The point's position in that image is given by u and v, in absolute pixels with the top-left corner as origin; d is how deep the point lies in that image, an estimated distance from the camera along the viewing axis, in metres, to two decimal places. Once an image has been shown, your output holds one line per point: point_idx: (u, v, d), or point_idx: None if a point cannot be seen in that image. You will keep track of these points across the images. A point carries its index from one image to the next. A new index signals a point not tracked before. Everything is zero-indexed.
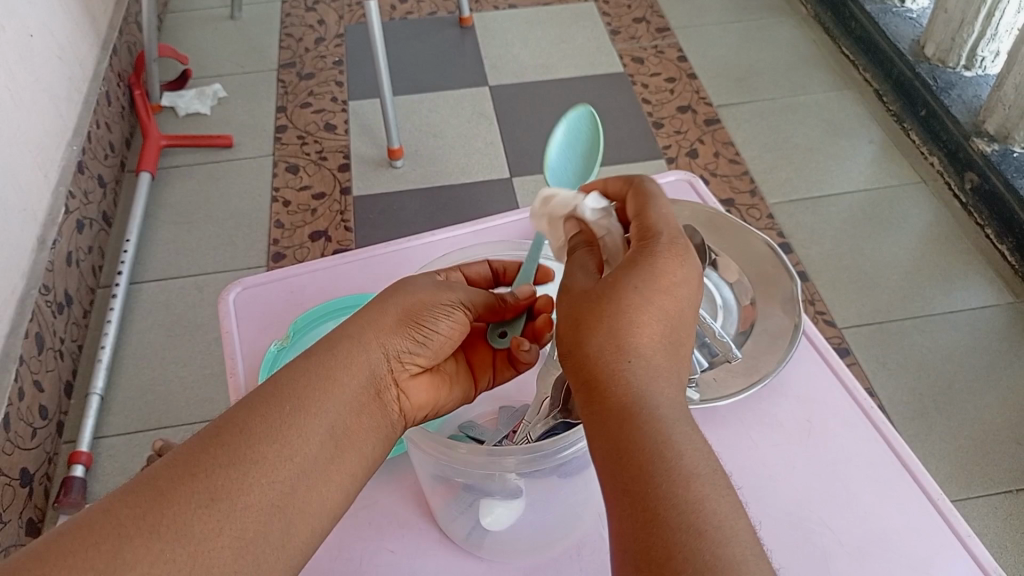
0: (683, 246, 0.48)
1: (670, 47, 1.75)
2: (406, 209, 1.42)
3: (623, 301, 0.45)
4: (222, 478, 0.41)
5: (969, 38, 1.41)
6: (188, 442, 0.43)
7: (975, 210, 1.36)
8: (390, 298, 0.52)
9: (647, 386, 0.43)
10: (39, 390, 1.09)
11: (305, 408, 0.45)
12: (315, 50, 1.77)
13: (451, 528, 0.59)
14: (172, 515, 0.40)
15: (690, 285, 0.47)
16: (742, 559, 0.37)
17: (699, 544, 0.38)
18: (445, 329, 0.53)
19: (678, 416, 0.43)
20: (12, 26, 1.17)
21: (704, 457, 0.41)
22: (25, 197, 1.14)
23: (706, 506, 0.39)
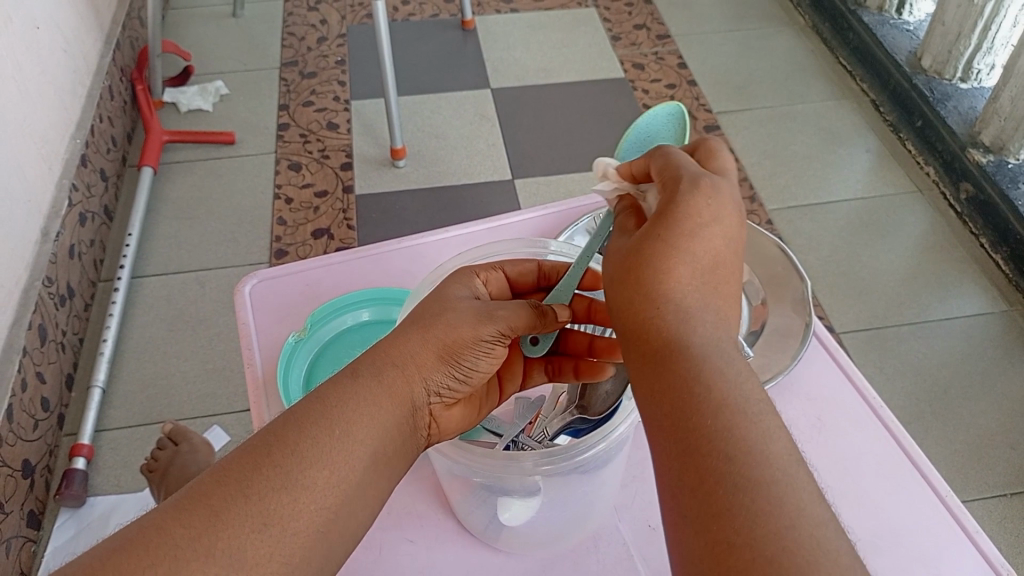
0: (707, 184, 0.47)
1: (670, 54, 1.77)
2: (409, 209, 1.43)
3: (652, 248, 0.46)
4: (274, 500, 0.42)
5: (965, 50, 1.44)
6: (236, 458, 0.44)
7: (970, 219, 1.38)
8: (430, 321, 0.52)
9: (685, 324, 0.44)
10: (41, 382, 1.08)
11: (348, 431, 0.46)
12: (317, 49, 1.78)
13: (469, 521, 0.60)
14: (226, 536, 0.40)
15: (721, 223, 0.47)
16: (778, 482, 0.38)
17: (734, 469, 0.38)
18: (485, 359, 0.53)
19: (722, 350, 0.44)
20: (19, 18, 1.17)
21: (746, 388, 0.42)
22: (30, 189, 1.14)
23: (740, 434, 0.40)
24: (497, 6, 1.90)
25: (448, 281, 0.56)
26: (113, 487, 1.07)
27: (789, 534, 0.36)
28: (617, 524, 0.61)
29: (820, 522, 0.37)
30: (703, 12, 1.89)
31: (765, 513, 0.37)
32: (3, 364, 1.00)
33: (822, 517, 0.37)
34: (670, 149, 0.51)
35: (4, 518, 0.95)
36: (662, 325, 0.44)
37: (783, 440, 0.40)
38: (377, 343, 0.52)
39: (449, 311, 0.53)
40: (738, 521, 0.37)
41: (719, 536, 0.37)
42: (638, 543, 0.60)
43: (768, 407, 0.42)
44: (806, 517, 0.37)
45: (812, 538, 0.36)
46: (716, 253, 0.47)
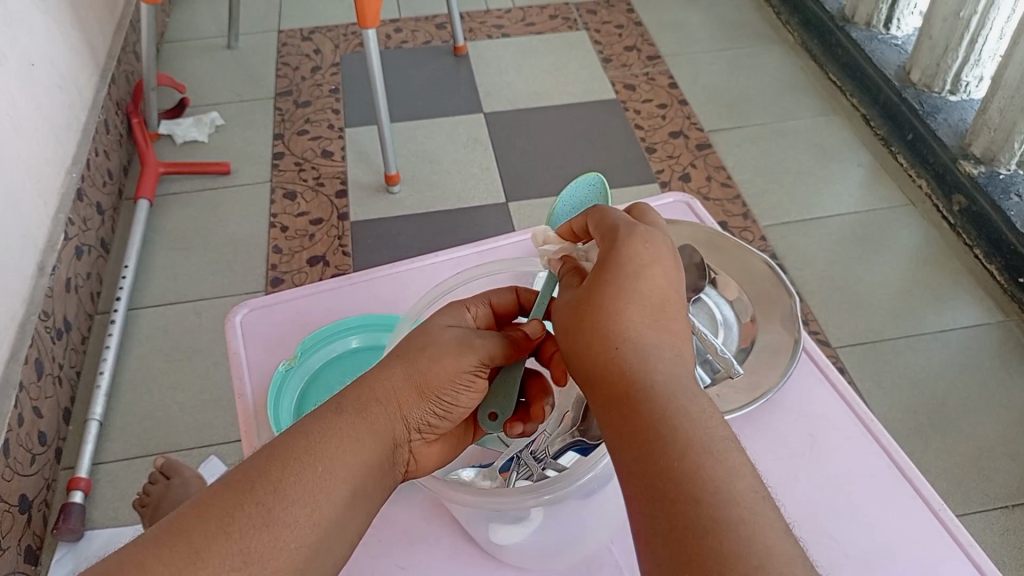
0: (643, 231, 0.51)
1: (660, 74, 1.78)
2: (404, 234, 1.44)
3: (604, 292, 0.48)
4: (255, 539, 0.43)
5: (953, 63, 1.45)
6: (219, 493, 0.44)
7: (963, 230, 1.38)
8: (412, 353, 0.53)
9: (642, 370, 0.46)
10: (38, 416, 1.08)
11: (332, 467, 0.47)
12: (311, 78, 1.79)
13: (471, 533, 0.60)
14: (207, 573, 0.41)
15: (664, 263, 0.50)
16: (743, 520, 0.39)
17: (702, 512, 0.40)
18: (464, 394, 0.54)
19: (682, 392, 0.45)
20: (13, 55, 1.19)
21: (708, 426, 0.44)
22: (25, 224, 1.15)
23: (703, 476, 0.41)
24: (488, 31, 1.92)
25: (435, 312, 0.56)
26: (111, 519, 1.06)
27: (756, 570, 0.37)
28: (609, 542, 0.60)
29: (790, 555, 0.39)
30: (693, 32, 1.91)
31: (734, 553, 0.38)
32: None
33: (791, 551, 0.39)
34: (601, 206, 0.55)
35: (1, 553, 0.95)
36: (621, 370, 0.46)
37: (747, 476, 0.42)
38: (362, 374, 0.53)
39: (430, 345, 0.53)
40: (710, 562, 0.38)
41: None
42: (631, 562, 0.60)
43: (731, 445, 0.43)
44: (775, 554, 0.38)
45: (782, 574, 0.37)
46: (663, 295, 0.49)
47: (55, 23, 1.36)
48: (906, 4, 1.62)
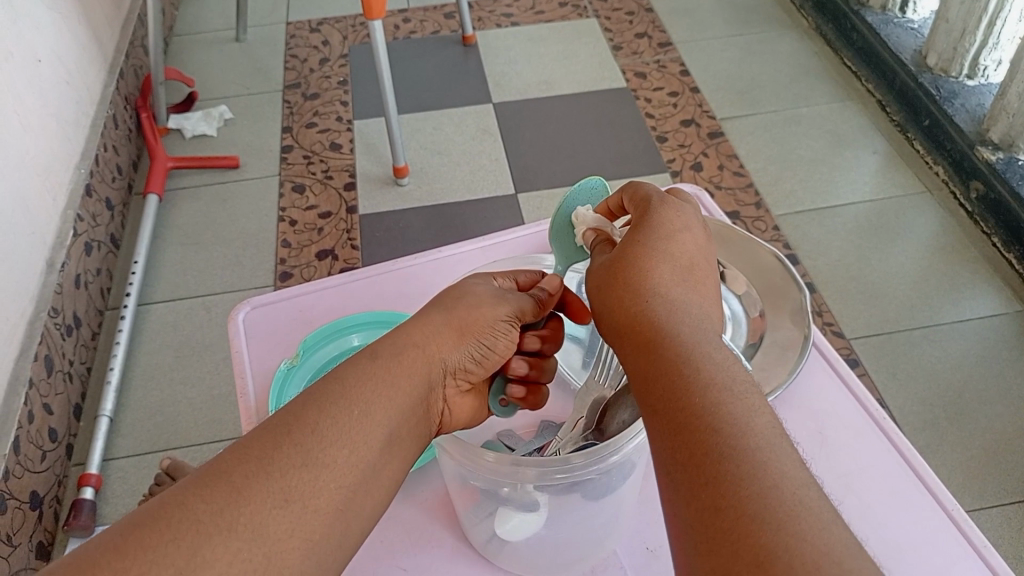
0: (676, 203, 0.54)
1: (671, 62, 1.76)
2: (413, 226, 1.43)
3: (632, 250, 0.50)
4: (297, 477, 0.41)
5: (970, 47, 1.42)
6: (257, 436, 0.43)
7: (981, 218, 1.36)
8: (451, 306, 0.53)
9: (669, 317, 0.46)
10: (49, 413, 1.09)
11: (370, 411, 0.45)
12: (320, 70, 1.79)
13: (472, 533, 0.59)
14: (249, 511, 0.39)
15: (693, 232, 0.52)
16: (761, 448, 0.39)
17: (723, 440, 0.39)
18: (501, 341, 0.54)
19: (707, 339, 0.45)
20: (20, 51, 1.19)
21: (730, 369, 0.43)
22: (34, 221, 1.15)
23: (726, 409, 0.41)
24: (497, 20, 1.90)
25: (465, 277, 0.58)
26: (122, 516, 1.07)
27: (773, 493, 0.37)
28: (614, 549, 0.59)
29: (806, 482, 0.38)
30: (705, 18, 1.88)
31: (748, 476, 0.37)
32: (9, 397, 1.01)
33: (807, 479, 0.38)
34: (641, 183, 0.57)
35: (12, 550, 0.95)
36: (648, 317, 0.47)
37: (767, 413, 0.41)
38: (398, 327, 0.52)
39: (468, 297, 0.54)
40: (726, 487, 0.37)
41: (708, 504, 0.38)
42: (636, 567, 0.58)
43: (752, 385, 0.43)
44: (790, 479, 0.37)
45: (796, 497, 0.37)
46: (693, 258, 0.51)
47: (62, 18, 1.35)
48: None
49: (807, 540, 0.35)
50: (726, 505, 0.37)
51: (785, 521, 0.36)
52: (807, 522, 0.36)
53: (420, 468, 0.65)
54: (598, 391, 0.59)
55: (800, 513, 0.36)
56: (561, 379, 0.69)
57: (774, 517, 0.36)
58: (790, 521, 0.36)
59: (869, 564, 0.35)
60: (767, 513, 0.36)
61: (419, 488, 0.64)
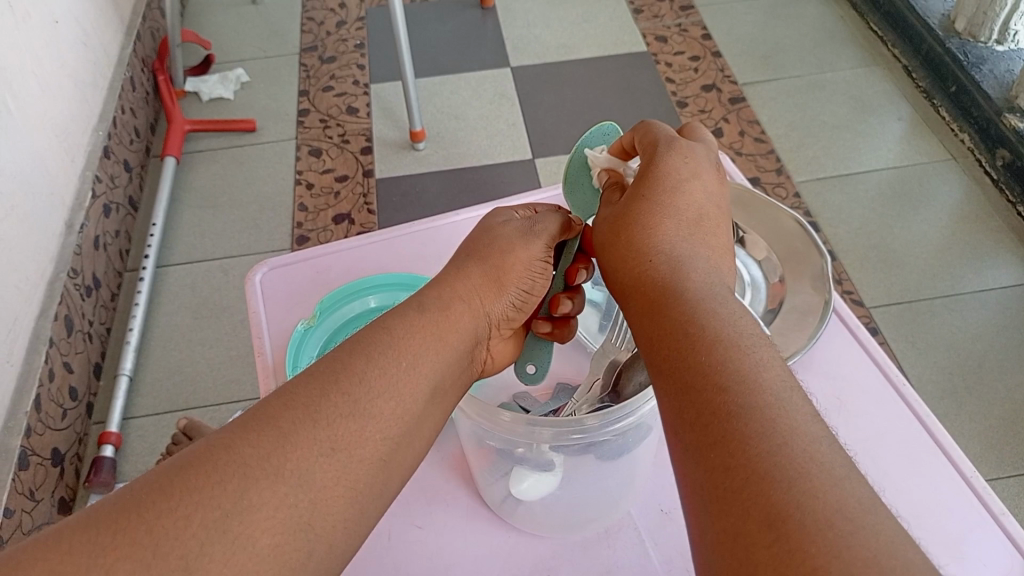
0: (685, 147, 0.53)
1: (693, 26, 1.73)
2: (429, 191, 1.42)
3: (638, 205, 0.50)
4: (343, 426, 0.40)
5: (1001, 12, 1.38)
6: (303, 382, 0.42)
7: (1007, 187, 1.33)
8: (487, 253, 0.53)
9: (676, 273, 0.46)
10: (69, 372, 1.10)
11: (414, 362, 0.44)
12: (336, 33, 1.77)
13: (488, 492, 0.59)
14: (295, 457, 0.38)
15: (701, 179, 0.52)
16: (772, 404, 0.38)
17: (733, 398, 0.38)
18: (537, 283, 0.54)
19: (715, 294, 0.45)
20: (37, 12, 1.18)
21: (739, 323, 0.43)
22: (53, 182, 1.15)
23: (732, 367, 0.40)
24: None
25: (490, 215, 0.57)
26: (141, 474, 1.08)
27: (781, 447, 0.36)
28: (629, 511, 0.59)
29: (818, 436, 0.37)
30: None
31: (757, 433, 0.37)
32: (30, 356, 1.02)
33: (820, 432, 0.37)
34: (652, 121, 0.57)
35: (35, 505, 0.97)
36: (654, 275, 0.47)
37: (778, 367, 0.40)
38: (438, 277, 0.52)
39: (500, 238, 0.54)
40: (735, 445, 0.37)
41: (716, 463, 0.37)
42: (651, 528, 0.58)
43: (765, 342, 0.42)
44: (800, 434, 0.36)
45: (806, 453, 0.36)
46: (700, 208, 0.51)
47: None
48: None
49: (819, 498, 0.34)
50: (734, 464, 0.36)
51: (797, 478, 0.35)
52: (817, 478, 0.35)
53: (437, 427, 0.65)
54: (614, 353, 0.58)
55: (812, 470, 0.35)
56: (576, 340, 0.68)
57: (784, 475, 0.35)
58: (800, 478, 0.35)
59: (881, 517, 0.34)
60: (777, 471, 0.35)
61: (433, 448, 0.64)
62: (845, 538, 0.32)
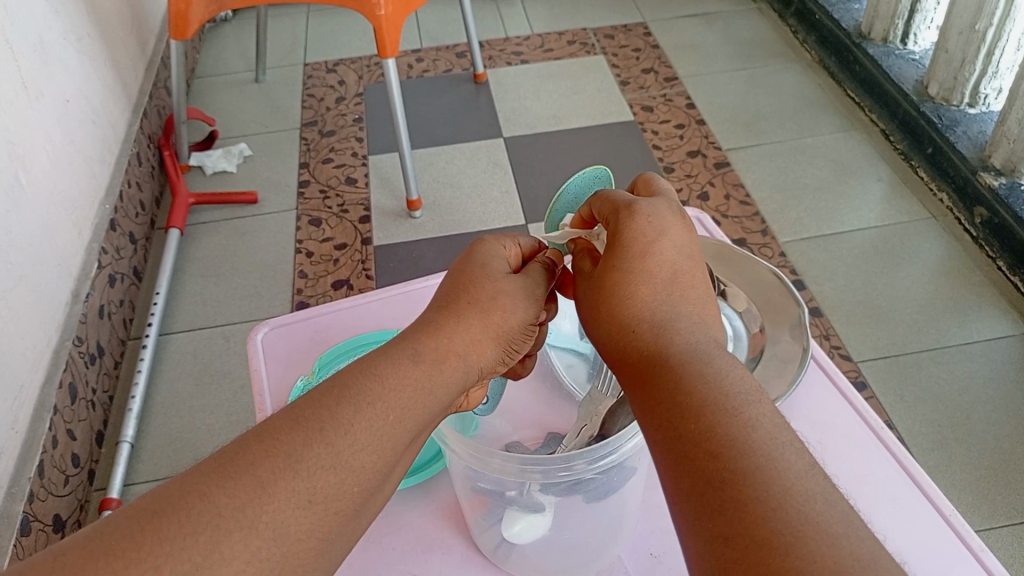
0: (644, 208, 0.53)
1: (678, 96, 1.80)
2: (426, 257, 1.46)
3: (612, 277, 0.51)
4: (323, 479, 0.41)
5: (971, 76, 1.45)
6: (285, 427, 0.42)
7: (986, 242, 1.38)
8: (489, 305, 0.53)
9: (659, 342, 0.47)
10: (72, 439, 1.12)
11: (398, 418, 0.45)
12: (336, 109, 1.85)
13: (481, 539, 0.61)
14: (272, 510, 0.39)
15: (669, 237, 0.52)
16: (763, 467, 0.38)
17: (727, 465, 0.38)
18: (528, 342, 0.57)
19: (700, 355, 0.45)
20: (50, 92, 1.24)
21: (726, 383, 0.43)
22: (61, 253, 1.19)
23: (720, 431, 0.40)
24: (508, 58, 1.96)
25: (488, 248, 0.58)
26: None
27: (774, 514, 0.36)
28: (620, 555, 0.61)
29: (812, 494, 0.37)
30: (710, 53, 1.93)
31: (751, 500, 0.37)
32: (34, 422, 1.04)
33: (814, 490, 0.37)
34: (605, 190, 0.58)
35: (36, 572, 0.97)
36: (638, 346, 0.47)
37: (766, 424, 0.40)
38: (433, 321, 0.51)
39: (503, 293, 0.55)
40: (730, 514, 0.37)
41: (716, 532, 0.37)
42: (641, 571, 0.60)
43: (749, 399, 0.42)
44: (793, 494, 0.36)
45: (802, 516, 0.36)
46: (673, 267, 0.51)
47: (89, 60, 1.41)
48: (922, 19, 1.63)
49: (816, 562, 0.34)
50: (733, 532, 0.36)
51: (792, 542, 0.35)
52: (814, 542, 0.35)
53: (432, 478, 0.67)
54: (600, 400, 0.61)
55: (806, 532, 0.35)
56: (565, 391, 0.70)
57: (781, 539, 0.35)
58: (797, 542, 0.35)
59: (882, 574, 0.33)
60: (774, 536, 0.35)
61: (428, 498, 0.65)
62: None
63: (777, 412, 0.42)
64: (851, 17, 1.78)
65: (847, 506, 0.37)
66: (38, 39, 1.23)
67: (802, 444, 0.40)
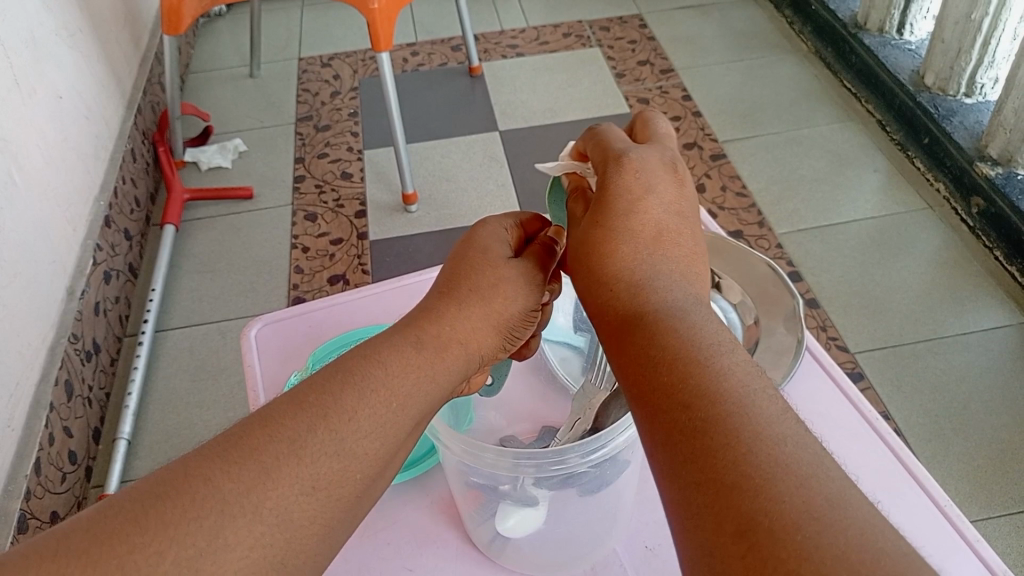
0: (633, 160, 0.52)
1: (674, 88, 1.80)
2: (422, 251, 1.46)
3: (595, 232, 0.50)
4: (326, 465, 0.40)
5: (967, 66, 1.44)
6: (290, 411, 0.41)
7: (983, 232, 1.38)
8: (488, 292, 0.53)
9: (637, 299, 0.46)
10: (68, 436, 1.12)
11: (401, 407, 0.44)
12: (331, 103, 1.84)
13: (476, 534, 0.60)
14: (276, 494, 0.38)
15: (657, 194, 0.51)
16: (735, 413, 0.37)
17: (702, 414, 0.38)
18: (525, 331, 0.56)
19: (675, 310, 0.45)
20: (43, 88, 1.24)
21: (700, 336, 0.43)
22: (55, 250, 1.19)
23: (693, 383, 0.39)
24: (503, 51, 1.95)
25: (486, 230, 0.58)
26: None
27: (745, 457, 0.35)
28: (615, 548, 0.61)
29: (783, 435, 0.37)
30: (706, 44, 1.93)
31: (723, 444, 0.36)
32: (30, 420, 1.04)
33: (785, 433, 0.37)
34: (601, 126, 0.59)
35: None
36: (618, 303, 0.47)
37: (738, 374, 0.40)
38: (435, 307, 0.51)
39: (504, 281, 0.54)
40: (704, 461, 0.36)
41: (690, 481, 0.36)
42: (636, 563, 0.60)
43: (721, 352, 0.42)
44: (764, 438, 0.36)
45: (771, 457, 0.35)
46: (657, 225, 0.50)
47: (82, 56, 1.41)
48: (918, 8, 1.62)
49: (786, 501, 0.34)
50: (706, 480, 0.36)
51: (762, 485, 0.34)
52: (782, 481, 0.34)
53: (426, 472, 0.66)
54: (593, 394, 0.61)
55: (776, 474, 0.35)
56: (560, 384, 0.70)
57: (752, 483, 0.35)
58: (766, 485, 0.34)
59: (849, 513, 0.33)
60: (744, 481, 0.35)
61: (423, 492, 0.65)
62: (812, 540, 0.32)
63: (752, 364, 0.41)
64: (846, 7, 1.77)
65: (819, 448, 0.37)
66: (31, 35, 1.23)
67: (776, 393, 0.40)
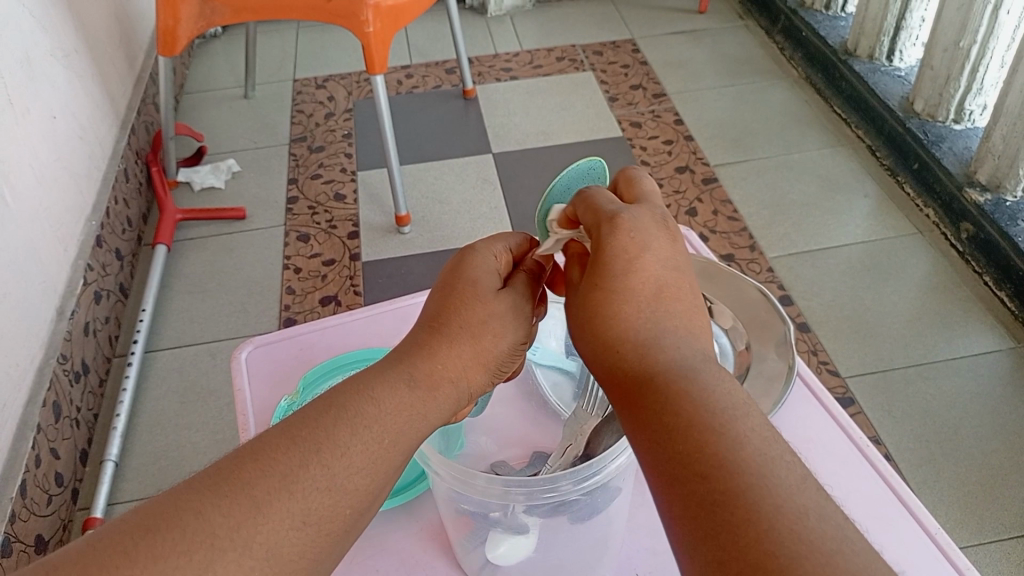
0: (627, 219, 0.50)
1: (666, 112, 1.81)
2: (414, 272, 1.46)
3: (594, 294, 0.48)
4: (318, 501, 0.41)
5: (956, 93, 1.46)
6: (282, 446, 0.42)
7: (973, 257, 1.38)
8: (477, 331, 0.51)
9: (643, 358, 0.45)
10: (55, 458, 1.11)
11: (390, 446, 0.44)
12: (325, 125, 1.85)
13: (465, 560, 0.60)
14: (266, 529, 0.39)
15: (652, 250, 0.49)
16: (752, 487, 0.38)
17: (718, 486, 0.38)
18: (517, 361, 0.55)
19: (684, 370, 0.44)
20: (36, 108, 1.24)
21: (713, 396, 0.43)
22: (46, 270, 1.18)
23: (709, 450, 0.40)
24: (497, 74, 1.96)
25: (471, 254, 0.56)
26: None
27: (767, 535, 0.36)
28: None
29: (806, 511, 0.37)
30: (698, 69, 1.94)
31: (746, 519, 0.36)
32: (16, 441, 1.03)
33: (807, 507, 0.37)
34: (591, 189, 0.55)
35: None
36: (625, 364, 0.46)
37: (754, 439, 0.40)
38: (420, 348, 0.50)
39: (493, 316, 0.52)
40: (725, 538, 0.36)
41: (711, 556, 0.37)
42: None
43: (735, 415, 0.42)
44: (786, 515, 0.36)
45: (794, 537, 0.36)
46: (658, 281, 0.48)
47: (76, 76, 1.41)
48: (907, 36, 1.64)
49: None
50: (730, 557, 0.36)
51: (789, 564, 0.35)
52: (808, 562, 0.35)
53: (415, 498, 0.66)
54: (585, 420, 0.61)
55: (801, 555, 0.35)
56: (551, 410, 0.70)
57: (779, 561, 0.35)
58: (794, 563, 0.35)
59: None
60: (768, 560, 0.35)
61: (412, 518, 0.65)
62: None
63: (768, 426, 0.42)
64: (837, 34, 1.79)
65: (839, 519, 0.37)
66: (25, 56, 1.23)
67: (794, 458, 0.40)
